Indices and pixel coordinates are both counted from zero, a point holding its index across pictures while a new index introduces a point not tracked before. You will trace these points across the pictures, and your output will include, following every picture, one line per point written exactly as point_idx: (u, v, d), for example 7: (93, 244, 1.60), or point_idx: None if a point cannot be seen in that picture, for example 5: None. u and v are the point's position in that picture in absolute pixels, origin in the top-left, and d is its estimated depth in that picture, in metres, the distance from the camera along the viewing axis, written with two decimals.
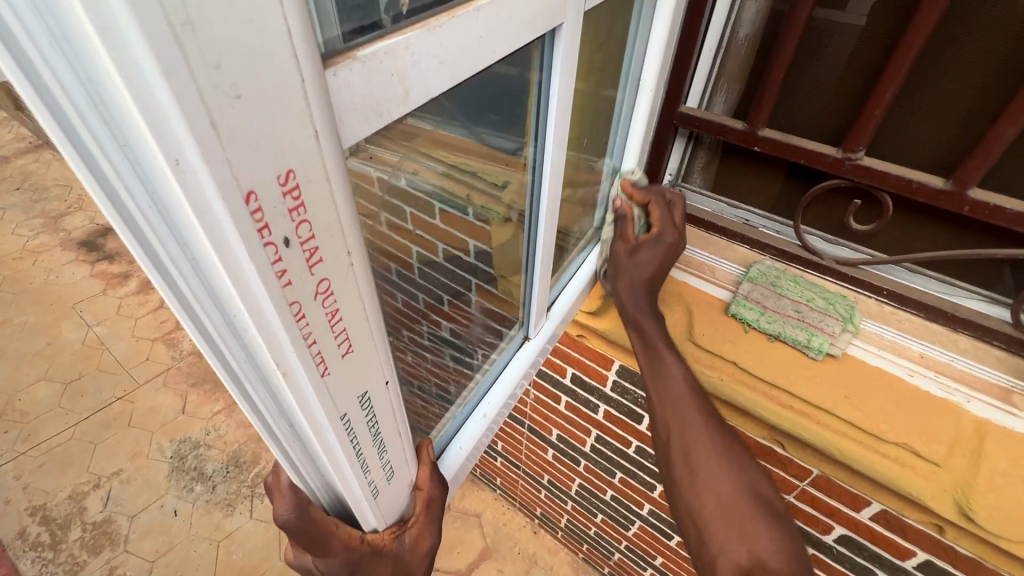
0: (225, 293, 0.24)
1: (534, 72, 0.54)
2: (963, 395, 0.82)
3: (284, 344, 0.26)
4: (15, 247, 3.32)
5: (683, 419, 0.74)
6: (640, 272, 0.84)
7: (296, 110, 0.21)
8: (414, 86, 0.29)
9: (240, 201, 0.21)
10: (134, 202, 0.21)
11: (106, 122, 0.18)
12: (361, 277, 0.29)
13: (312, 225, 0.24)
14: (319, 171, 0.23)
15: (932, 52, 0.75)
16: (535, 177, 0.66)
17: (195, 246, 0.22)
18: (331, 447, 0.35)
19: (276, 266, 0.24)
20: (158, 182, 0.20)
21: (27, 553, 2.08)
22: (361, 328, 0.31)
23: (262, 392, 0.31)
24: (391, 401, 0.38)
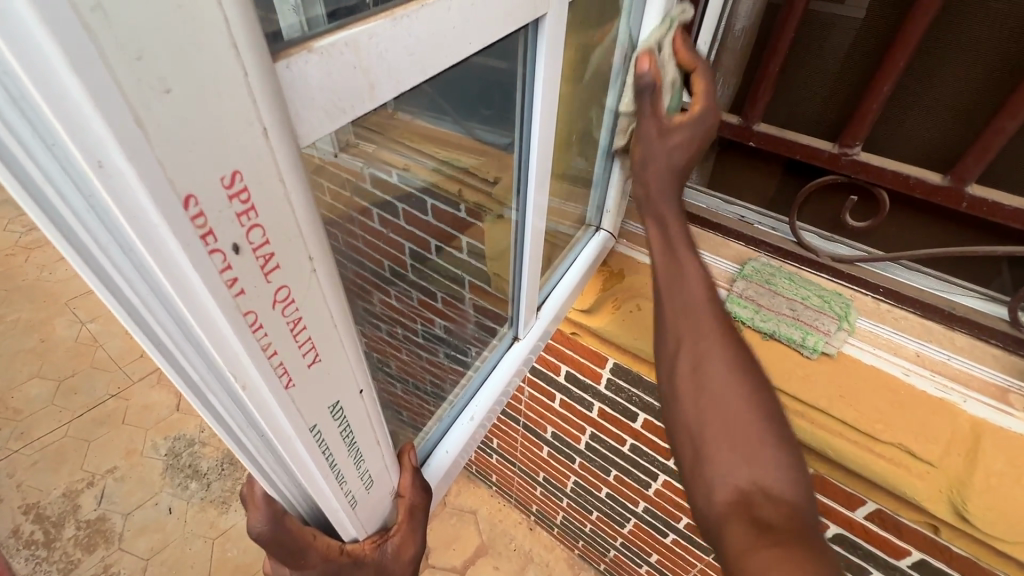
0: (173, 301, 0.22)
1: (518, 68, 0.53)
2: (960, 394, 0.81)
3: (239, 355, 0.25)
4: (8, 243, 3.32)
5: (698, 330, 0.64)
6: (673, 157, 0.69)
7: (239, 107, 0.19)
8: (380, 79, 0.27)
9: (177, 204, 0.19)
10: (68, 201, 0.19)
11: (26, 122, 0.17)
12: (327, 282, 0.28)
13: (266, 230, 0.23)
14: (268, 166, 0.22)
15: (931, 46, 0.73)
16: (522, 174, 0.64)
17: (136, 252, 0.21)
18: (303, 459, 0.33)
19: (226, 275, 0.22)
20: (87, 185, 0.18)
21: (20, 551, 2.07)
22: (330, 333, 0.29)
23: (227, 401, 0.29)
24: (367, 408, 0.37)
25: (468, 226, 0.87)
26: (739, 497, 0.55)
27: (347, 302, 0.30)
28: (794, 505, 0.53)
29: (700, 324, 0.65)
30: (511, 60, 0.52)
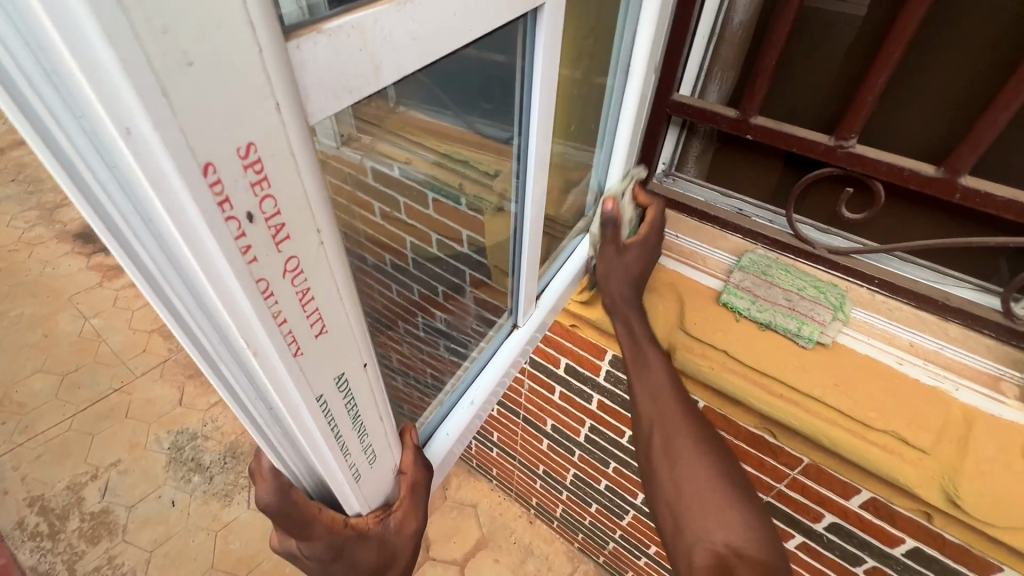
0: (191, 271, 0.24)
1: (517, 60, 0.54)
2: (953, 382, 0.82)
3: (252, 322, 0.26)
4: (11, 239, 3.36)
5: (666, 414, 0.79)
6: (629, 269, 0.88)
7: (254, 80, 0.21)
8: (384, 63, 0.28)
9: (197, 171, 0.20)
10: (95, 172, 0.21)
11: (57, 92, 0.18)
12: (334, 256, 0.29)
13: (277, 201, 0.24)
14: (281, 139, 0.23)
15: (927, 40, 0.74)
16: (521, 166, 0.66)
17: (156, 219, 0.22)
18: (311, 433, 0.35)
19: (240, 242, 0.23)
20: (112, 153, 0.20)
21: (26, 543, 2.09)
22: (338, 305, 0.31)
23: (237, 372, 0.30)
24: (372, 383, 0.38)
25: (468, 219, 0.88)
26: (718, 559, 0.67)
27: (353, 280, 0.32)
28: (762, 561, 0.67)
29: (668, 409, 0.79)
30: (510, 53, 0.54)
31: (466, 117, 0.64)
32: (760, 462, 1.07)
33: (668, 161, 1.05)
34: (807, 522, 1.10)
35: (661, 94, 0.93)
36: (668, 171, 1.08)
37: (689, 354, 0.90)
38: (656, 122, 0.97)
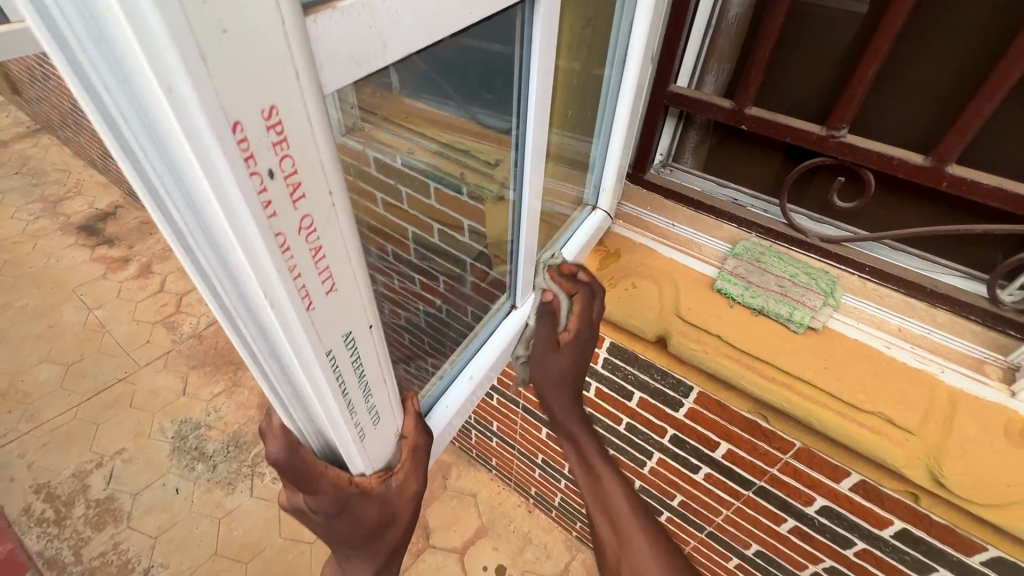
0: (214, 224, 0.26)
1: (515, 48, 0.57)
2: (938, 364, 0.84)
3: (270, 274, 0.28)
4: (16, 232, 3.40)
5: (629, 543, 0.78)
6: (562, 366, 0.89)
7: (277, 48, 0.23)
8: (391, 41, 0.31)
9: (227, 128, 0.23)
10: (134, 128, 0.23)
11: (105, 57, 0.21)
12: (344, 218, 0.32)
13: (295, 161, 0.27)
14: (299, 103, 0.25)
15: (917, 33, 0.76)
16: (519, 154, 0.69)
17: (187, 176, 0.24)
18: (320, 391, 0.37)
19: (262, 196, 0.26)
20: (152, 112, 0.22)
21: (32, 529, 2.12)
22: (347, 264, 0.33)
23: (253, 327, 0.33)
24: (376, 346, 0.41)
25: (469, 209, 0.90)
26: None
27: (362, 244, 0.34)
28: None
29: (629, 538, 0.78)
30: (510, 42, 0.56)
31: (469, 108, 0.67)
32: (753, 447, 1.10)
33: (665, 151, 1.09)
34: (799, 505, 1.13)
35: (658, 85, 0.96)
36: (665, 161, 1.11)
37: (682, 339, 0.93)
38: (654, 112, 0.99)
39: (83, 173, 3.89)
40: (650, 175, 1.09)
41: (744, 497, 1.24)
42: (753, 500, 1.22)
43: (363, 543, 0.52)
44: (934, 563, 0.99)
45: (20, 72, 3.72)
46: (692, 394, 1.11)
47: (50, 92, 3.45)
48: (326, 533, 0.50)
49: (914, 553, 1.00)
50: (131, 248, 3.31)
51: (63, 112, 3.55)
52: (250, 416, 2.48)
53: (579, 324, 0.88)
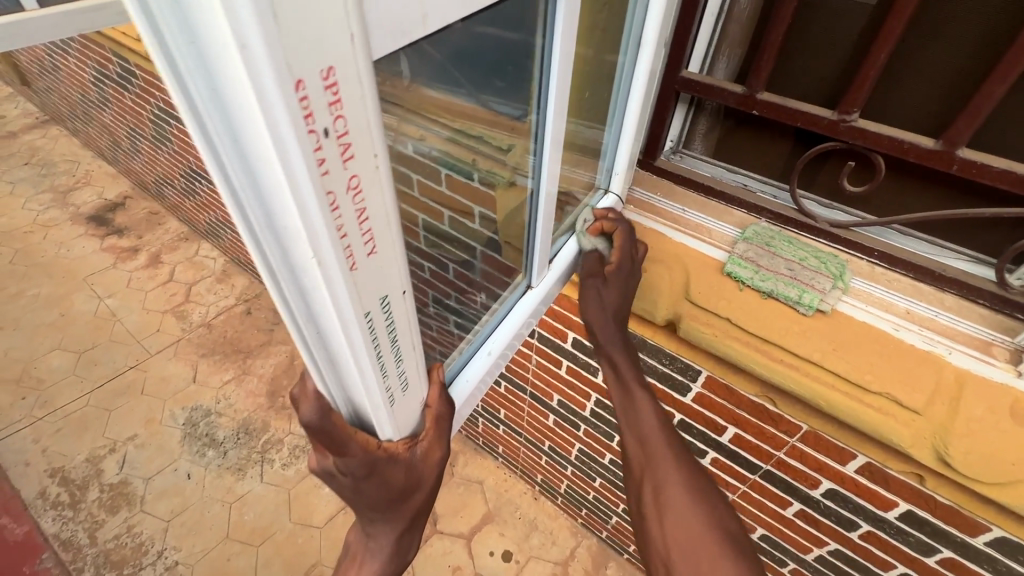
0: (270, 182, 0.28)
1: (537, 39, 0.63)
2: (946, 346, 0.86)
3: (320, 232, 0.30)
4: (27, 222, 3.45)
5: (655, 462, 0.82)
6: (607, 298, 0.91)
7: (336, 10, 0.24)
8: (432, 12, 0.33)
9: (291, 86, 0.24)
10: (200, 84, 0.25)
11: (180, 16, 0.22)
12: (385, 183, 0.33)
13: (347, 122, 0.28)
14: (352, 66, 0.27)
15: (927, 19, 0.77)
16: (538, 145, 0.74)
17: (248, 133, 0.26)
18: (358, 352, 0.39)
19: (317, 154, 0.27)
20: (222, 70, 0.23)
21: (48, 511, 2.16)
22: (385, 227, 0.35)
23: (296, 288, 0.34)
24: (407, 312, 0.43)
25: (480, 194, 0.85)
26: None
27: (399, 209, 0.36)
28: None
29: (657, 456, 0.82)
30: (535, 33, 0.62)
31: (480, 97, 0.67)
32: (760, 430, 1.12)
33: (676, 138, 1.10)
34: (805, 489, 1.14)
35: (669, 71, 0.97)
36: (675, 148, 1.12)
37: (693, 322, 0.94)
38: (665, 98, 1.00)
39: (92, 164, 3.92)
40: (660, 162, 1.11)
41: (750, 481, 1.26)
42: (759, 484, 1.24)
43: (389, 506, 0.54)
44: (938, 545, 1.00)
45: (30, 62, 3.74)
46: (701, 378, 1.13)
47: (59, 82, 3.46)
48: (354, 495, 0.52)
49: (919, 534, 1.02)
50: (140, 238, 3.33)
51: (72, 103, 3.57)
52: (260, 404, 2.51)
53: (620, 259, 0.91)
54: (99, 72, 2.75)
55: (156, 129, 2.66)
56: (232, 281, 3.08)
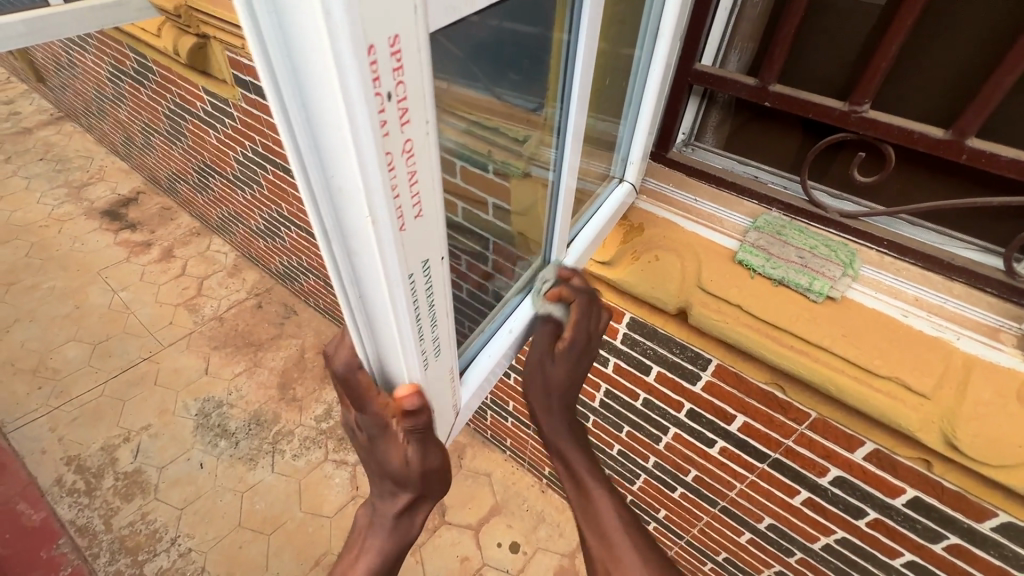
0: (336, 145, 0.31)
1: (562, 33, 0.67)
2: (954, 332, 0.87)
3: (378, 191, 0.34)
4: (42, 216, 3.51)
5: (619, 560, 0.79)
6: (552, 374, 0.88)
7: None
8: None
9: (365, 50, 0.28)
10: (279, 49, 0.28)
11: None
12: (431, 150, 0.37)
13: (405, 88, 0.32)
14: (411, 41, 0.31)
15: (934, 14, 0.80)
16: (559, 138, 0.79)
17: (321, 97, 0.29)
18: (399, 312, 0.43)
19: (381, 116, 0.31)
20: (304, 38, 0.27)
21: (64, 498, 2.20)
22: (428, 192, 0.39)
23: (345, 249, 0.38)
24: (440, 277, 0.47)
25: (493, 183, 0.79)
26: None
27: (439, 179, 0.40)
28: None
29: (619, 556, 0.79)
30: (561, 28, 0.67)
31: (495, 88, 0.67)
32: (769, 419, 1.14)
33: (688, 131, 1.12)
34: (813, 476, 1.16)
35: (683, 65, 0.99)
36: (687, 141, 1.14)
37: (705, 310, 0.96)
38: (678, 90, 1.02)
39: (105, 160, 3.97)
40: (672, 154, 1.13)
41: (758, 469, 1.27)
42: (767, 472, 1.26)
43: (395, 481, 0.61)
44: (946, 531, 1.01)
45: (46, 59, 3.79)
46: (710, 367, 1.15)
47: (74, 79, 3.51)
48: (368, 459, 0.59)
49: (926, 521, 1.03)
50: (153, 233, 3.38)
51: (87, 99, 3.62)
52: (271, 396, 2.55)
53: (575, 336, 0.86)
54: (115, 68, 2.79)
55: (171, 124, 2.70)
56: (243, 275, 3.12)
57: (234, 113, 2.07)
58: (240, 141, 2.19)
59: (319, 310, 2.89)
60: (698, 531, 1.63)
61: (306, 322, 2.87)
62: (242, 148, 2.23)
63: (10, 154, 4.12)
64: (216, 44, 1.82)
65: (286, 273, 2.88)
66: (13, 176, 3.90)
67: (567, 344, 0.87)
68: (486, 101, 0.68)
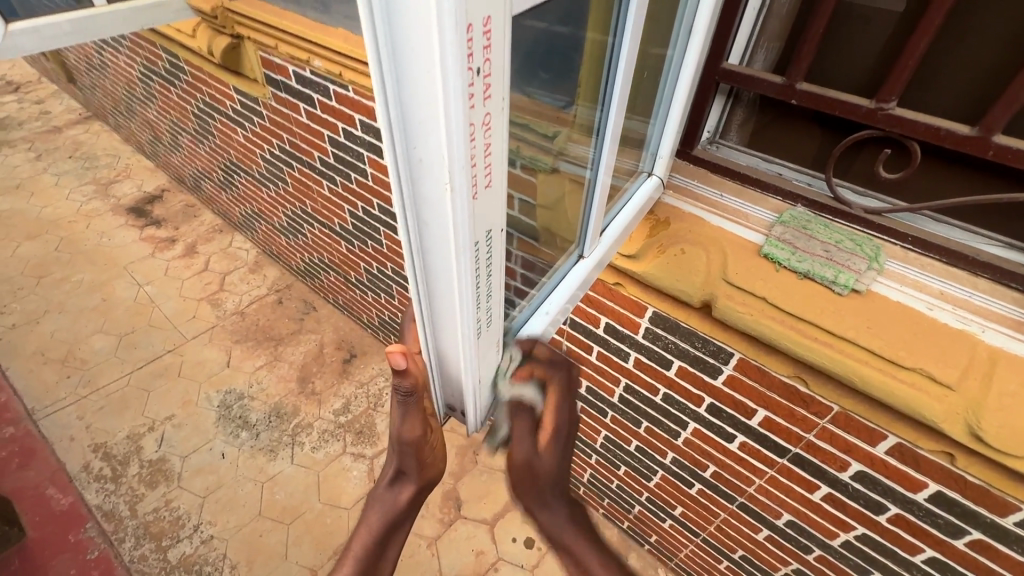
0: (428, 111, 0.39)
1: (608, 35, 0.73)
2: (979, 325, 0.89)
3: (459, 157, 0.41)
4: (70, 212, 3.61)
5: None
6: (541, 459, 0.91)
7: None
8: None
9: (464, 30, 0.35)
10: (384, 39, 0.36)
11: None
12: (503, 132, 0.46)
13: (490, 66, 0.39)
14: (499, 29, 0.39)
15: (962, 15, 0.82)
16: (598, 139, 0.85)
17: (418, 74, 0.37)
18: (462, 275, 0.50)
19: (469, 89, 0.38)
20: (412, 27, 0.35)
21: (91, 484, 2.26)
22: (496, 168, 0.47)
23: (424, 209, 0.46)
24: (496, 250, 0.55)
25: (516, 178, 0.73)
26: None
27: (504, 161, 0.48)
28: None
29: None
30: (606, 31, 0.73)
31: (527, 86, 0.65)
32: (790, 413, 1.15)
33: (713, 129, 1.14)
34: (833, 471, 1.17)
35: (711, 64, 1.02)
36: (712, 139, 1.16)
37: (730, 302, 0.99)
38: (706, 89, 1.05)
39: (131, 158, 4.07)
40: (698, 151, 1.15)
41: (778, 465, 1.29)
42: (787, 468, 1.27)
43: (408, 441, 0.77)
44: (967, 526, 1.02)
45: (77, 60, 3.90)
46: (732, 361, 1.17)
47: (105, 79, 3.61)
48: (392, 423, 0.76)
49: (947, 516, 1.04)
50: (177, 229, 3.46)
51: (116, 98, 3.72)
52: (290, 389, 2.60)
53: (553, 424, 0.89)
54: (146, 68, 2.87)
55: (199, 123, 2.77)
56: (264, 272, 3.18)
57: (263, 111, 2.13)
58: (267, 139, 2.25)
59: (338, 306, 2.93)
60: (715, 528, 1.64)
61: (325, 318, 2.91)
62: (269, 146, 2.29)
63: (41, 152, 4.24)
64: (249, 44, 1.88)
65: (307, 270, 2.93)
66: (43, 173, 4.01)
67: (548, 431, 0.90)
68: (521, 101, 0.66)
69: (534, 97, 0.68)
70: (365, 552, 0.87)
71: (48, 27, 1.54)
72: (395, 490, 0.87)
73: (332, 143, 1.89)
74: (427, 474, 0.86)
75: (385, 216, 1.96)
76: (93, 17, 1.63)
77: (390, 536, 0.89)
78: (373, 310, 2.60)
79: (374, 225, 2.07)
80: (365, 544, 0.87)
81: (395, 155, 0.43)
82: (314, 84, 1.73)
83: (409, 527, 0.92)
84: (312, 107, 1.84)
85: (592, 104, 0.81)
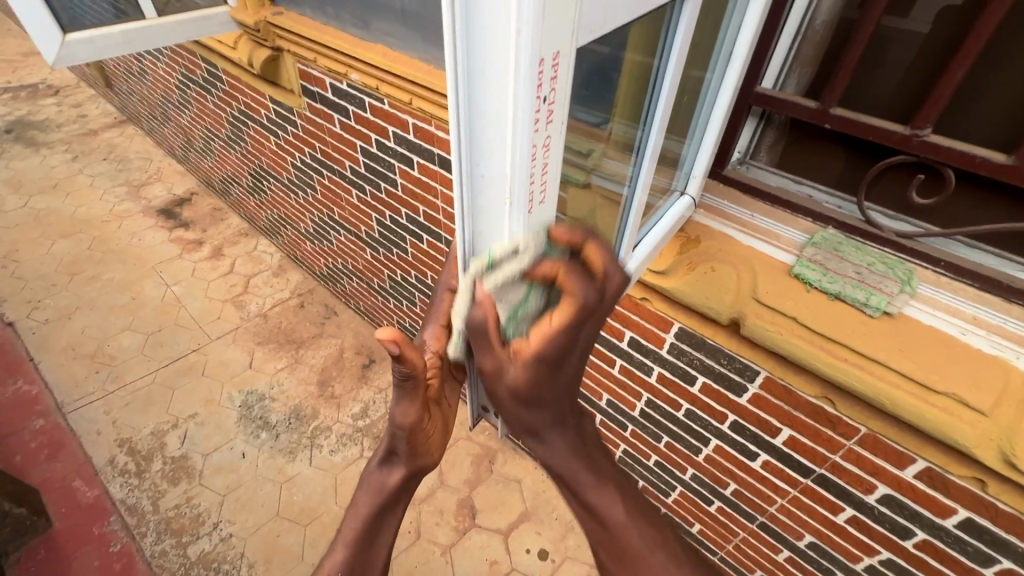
0: (496, 139, 0.51)
1: (655, 58, 0.77)
2: (1013, 351, 0.90)
3: (521, 174, 0.53)
4: (104, 212, 3.73)
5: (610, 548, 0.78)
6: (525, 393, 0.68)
7: (562, 29, 0.46)
8: (582, 34, 0.52)
9: (536, 72, 0.46)
10: (464, 90, 0.49)
11: (468, 48, 0.46)
12: (557, 161, 0.58)
13: (555, 99, 0.51)
14: (565, 63, 0.49)
15: (998, 45, 0.84)
16: (638, 157, 0.89)
17: (488, 111, 0.50)
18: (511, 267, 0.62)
19: (535, 119, 0.50)
20: (488, 76, 0.47)
21: (116, 478, 2.31)
22: (548, 189, 0.60)
23: (484, 219, 0.59)
24: None
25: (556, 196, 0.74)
26: None
27: (557, 181, 0.61)
28: None
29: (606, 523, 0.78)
30: (652, 54, 0.77)
31: (573, 108, 0.67)
32: (816, 433, 1.15)
33: (743, 150, 1.16)
34: (859, 494, 1.17)
35: (746, 86, 1.04)
36: (742, 159, 1.18)
37: (758, 320, 1.00)
38: (740, 111, 1.07)
39: (162, 162, 4.18)
40: (728, 171, 1.17)
41: (801, 485, 1.28)
42: (811, 488, 1.26)
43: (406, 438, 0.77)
44: (997, 555, 1.01)
45: (116, 66, 4.05)
46: (758, 379, 1.18)
47: (143, 85, 3.74)
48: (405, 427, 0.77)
49: (977, 544, 1.03)
50: (205, 231, 3.55)
51: (152, 104, 3.85)
52: (310, 392, 2.63)
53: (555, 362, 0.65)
54: (184, 76, 2.98)
55: (232, 129, 2.85)
56: (288, 275, 3.23)
57: (298, 121, 2.19)
58: (299, 147, 2.32)
59: (358, 312, 2.98)
60: (733, 547, 1.63)
61: (346, 323, 2.97)
62: (301, 154, 2.36)
63: (78, 153, 4.39)
64: (287, 56, 1.94)
65: (330, 276, 2.98)
66: (78, 174, 4.14)
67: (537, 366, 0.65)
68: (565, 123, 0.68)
69: (577, 118, 0.70)
70: (356, 533, 0.83)
71: (102, 37, 1.66)
72: (385, 472, 0.84)
73: (365, 153, 1.94)
74: (418, 462, 0.83)
75: (412, 225, 2.00)
76: (139, 30, 1.77)
77: (380, 522, 0.85)
78: (394, 316, 2.63)
79: (401, 233, 2.10)
80: (354, 528, 0.84)
81: (462, 177, 0.56)
82: (350, 96, 1.79)
83: (400, 515, 0.87)
84: (346, 118, 1.89)
85: (633, 123, 0.85)
